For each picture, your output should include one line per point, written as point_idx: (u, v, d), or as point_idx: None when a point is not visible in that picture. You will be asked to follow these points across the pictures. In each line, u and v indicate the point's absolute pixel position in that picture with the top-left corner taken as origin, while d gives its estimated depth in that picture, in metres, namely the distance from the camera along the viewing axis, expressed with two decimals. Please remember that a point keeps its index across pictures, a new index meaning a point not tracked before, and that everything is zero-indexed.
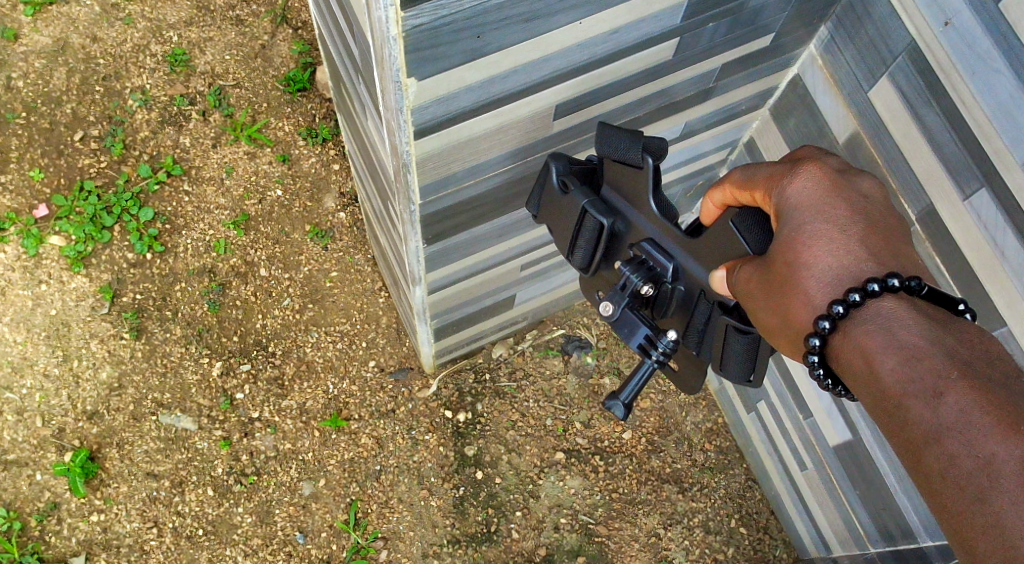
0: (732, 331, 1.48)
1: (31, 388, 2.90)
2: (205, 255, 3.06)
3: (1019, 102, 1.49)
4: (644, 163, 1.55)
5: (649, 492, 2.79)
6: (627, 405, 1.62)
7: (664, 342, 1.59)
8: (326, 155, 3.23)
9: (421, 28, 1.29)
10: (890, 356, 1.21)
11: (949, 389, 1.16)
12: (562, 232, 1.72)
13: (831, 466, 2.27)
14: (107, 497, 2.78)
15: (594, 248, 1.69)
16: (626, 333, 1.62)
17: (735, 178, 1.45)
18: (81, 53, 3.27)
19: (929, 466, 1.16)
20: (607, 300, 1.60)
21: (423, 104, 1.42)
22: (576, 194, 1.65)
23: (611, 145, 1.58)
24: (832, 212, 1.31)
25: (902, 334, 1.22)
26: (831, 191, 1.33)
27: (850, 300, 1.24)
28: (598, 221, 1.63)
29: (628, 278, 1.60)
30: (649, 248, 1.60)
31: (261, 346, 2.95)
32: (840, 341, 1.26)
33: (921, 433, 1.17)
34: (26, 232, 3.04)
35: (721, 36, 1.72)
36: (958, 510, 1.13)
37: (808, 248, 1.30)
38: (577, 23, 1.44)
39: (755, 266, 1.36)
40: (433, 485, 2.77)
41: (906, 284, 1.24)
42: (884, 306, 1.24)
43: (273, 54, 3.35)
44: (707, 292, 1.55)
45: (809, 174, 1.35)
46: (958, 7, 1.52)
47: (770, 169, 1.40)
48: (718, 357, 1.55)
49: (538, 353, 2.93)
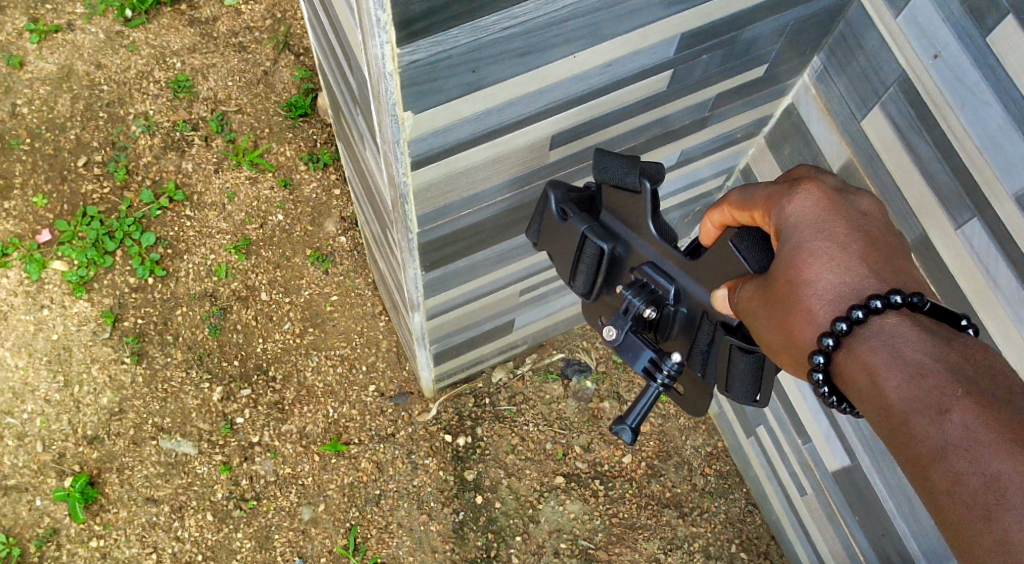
0: (736, 350, 1.47)
1: (32, 413, 2.91)
2: (206, 279, 3.08)
3: (1009, 133, 1.50)
4: (642, 187, 1.57)
5: (649, 517, 2.78)
6: (634, 429, 1.59)
7: (669, 364, 1.57)
8: (327, 180, 3.25)
9: (418, 64, 1.30)
10: (895, 373, 1.20)
11: (954, 406, 1.15)
12: (563, 258, 1.72)
13: (830, 491, 2.27)
14: (106, 522, 2.78)
15: (595, 274, 1.69)
16: (630, 358, 1.61)
17: (734, 199, 1.42)
18: (85, 79, 3.30)
19: (935, 484, 1.14)
20: (610, 326, 1.60)
21: (420, 136, 1.43)
22: (575, 221, 1.65)
23: (609, 171, 1.60)
24: (832, 230, 1.29)
25: (906, 351, 1.21)
26: (831, 209, 1.31)
27: (853, 317, 1.23)
28: (598, 247, 1.63)
29: (629, 301, 1.59)
30: (649, 271, 1.61)
31: (262, 371, 2.96)
32: (844, 359, 1.24)
33: (927, 451, 1.15)
34: (29, 257, 3.06)
35: (715, 67, 1.73)
36: (967, 527, 1.12)
37: (809, 265, 1.28)
38: (572, 56, 1.46)
39: (756, 285, 1.34)
40: (433, 509, 2.76)
41: (908, 300, 1.22)
42: (887, 323, 1.22)
43: (275, 80, 3.38)
44: (709, 313, 1.55)
45: (807, 192, 1.33)
46: (947, 40, 1.54)
47: (769, 188, 1.38)
48: (724, 378, 1.53)
49: (538, 377, 2.93)
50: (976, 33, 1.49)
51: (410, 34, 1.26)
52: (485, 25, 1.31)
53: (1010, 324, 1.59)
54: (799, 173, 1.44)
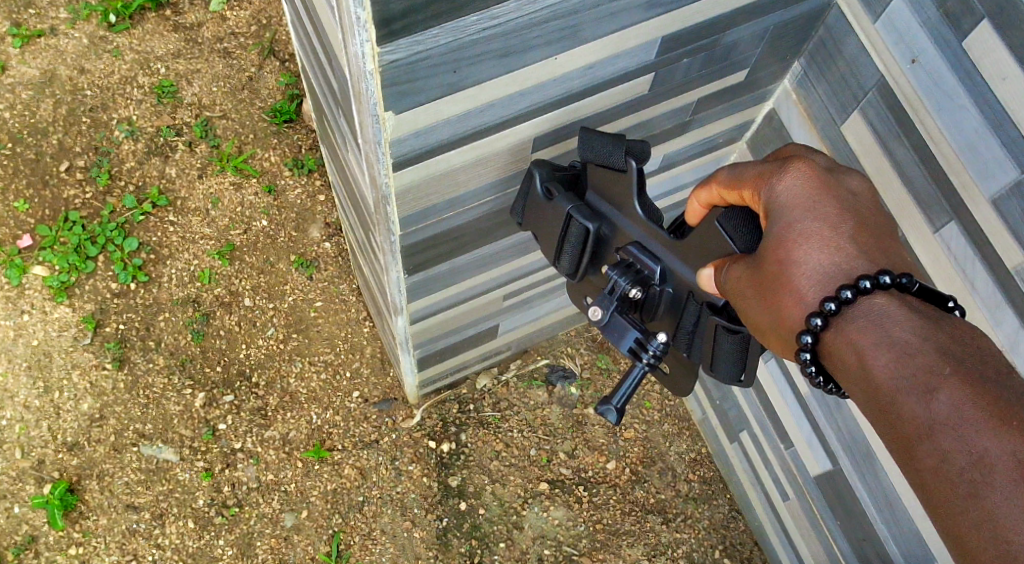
0: (721, 331, 1.47)
1: (12, 419, 2.88)
2: (189, 284, 3.06)
3: (984, 137, 1.51)
4: (627, 167, 1.56)
5: (633, 523, 2.77)
6: (620, 410, 1.58)
7: (655, 344, 1.58)
8: (312, 186, 3.24)
9: (397, 63, 1.30)
10: (883, 352, 1.19)
11: (942, 385, 1.14)
12: (548, 239, 1.70)
13: (812, 495, 2.27)
14: (85, 530, 2.75)
15: (580, 255, 1.68)
16: (615, 338, 1.61)
17: (722, 177, 1.42)
18: (68, 84, 3.29)
19: (922, 462, 1.14)
20: (595, 305, 1.60)
21: (401, 137, 1.43)
22: (560, 201, 1.63)
23: (595, 150, 1.59)
24: (821, 209, 1.29)
25: (895, 331, 1.20)
26: (819, 190, 1.31)
27: (842, 297, 1.21)
28: (583, 227, 1.62)
29: (615, 282, 1.59)
30: (635, 251, 1.60)
31: (245, 377, 2.95)
32: (832, 338, 1.23)
33: (914, 430, 1.15)
34: (9, 262, 3.04)
35: (696, 72, 1.74)
36: (953, 505, 1.11)
37: (799, 245, 1.27)
38: (552, 58, 1.46)
39: (744, 266, 1.34)
40: (416, 516, 2.75)
41: (897, 281, 1.22)
42: (875, 303, 1.22)
43: (260, 86, 3.37)
44: (695, 294, 1.54)
45: (796, 172, 1.33)
46: (925, 45, 1.55)
47: (758, 167, 1.38)
48: (708, 358, 1.54)
49: (522, 383, 2.93)
50: (952, 37, 1.51)
51: (389, 33, 1.25)
52: (465, 24, 1.31)
53: (987, 327, 1.60)
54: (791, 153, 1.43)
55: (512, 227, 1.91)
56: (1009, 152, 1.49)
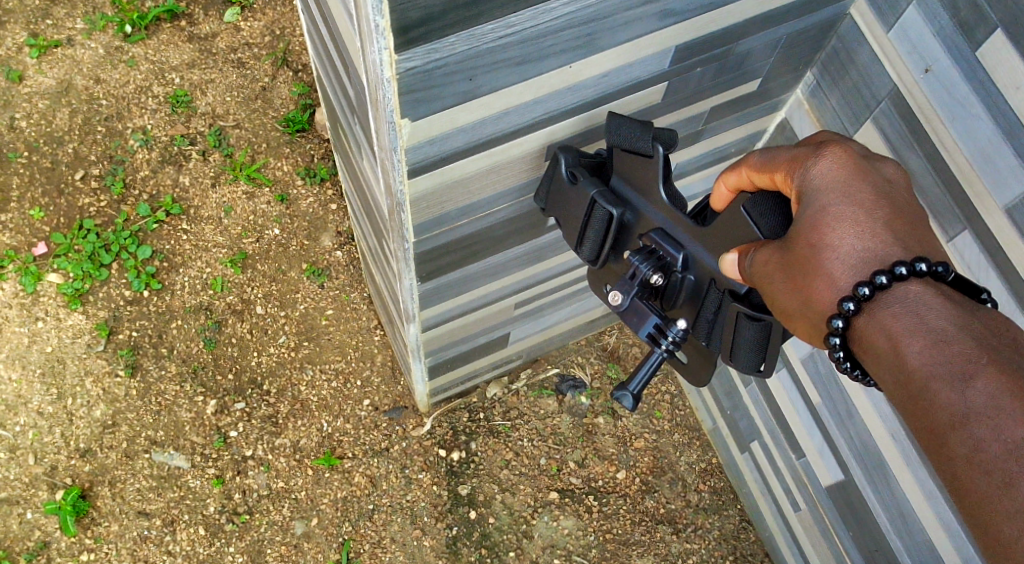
0: (742, 318, 1.45)
1: (25, 425, 2.90)
2: (202, 292, 3.08)
3: (998, 146, 1.52)
4: (654, 152, 1.53)
5: (643, 533, 2.77)
6: (636, 396, 1.54)
7: (675, 330, 1.53)
8: (324, 196, 3.26)
9: (414, 71, 1.31)
10: (918, 339, 1.18)
11: (978, 374, 1.14)
12: (570, 224, 1.67)
13: (825, 507, 2.27)
14: (97, 536, 2.77)
15: (603, 242, 1.64)
16: (636, 323, 1.57)
17: (753, 161, 1.41)
18: (84, 94, 3.32)
19: (954, 451, 1.14)
20: (615, 290, 1.56)
21: (417, 144, 1.44)
22: (584, 185, 1.60)
23: (616, 142, 1.58)
24: (856, 194, 1.28)
25: (930, 319, 1.19)
26: (855, 174, 1.30)
27: (877, 282, 1.21)
28: (607, 212, 1.58)
29: (637, 267, 1.55)
30: (658, 238, 1.56)
31: (257, 385, 2.96)
32: (864, 324, 1.23)
33: (947, 418, 1.15)
34: (24, 270, 3.07)
35: (709, 81, 1.75)
36: (984, 494, 1.12)
37: (833, 229, 1.26)
38: (567, 66, 1.48)
39: (772, 248, 1.31)
40: (426, 524, 2.76)
41: (933, 269, 1.21)
42: (911, 290, 1.21)
43: (273, 96, 3.39)
44: (717, 281, 1.52)
45: (833, 156, 1.32)
46: (937, 55, 1.57)
47: (792, 151, 1.37)
48: (728, 347, 1.50)
49: (532, 392, 2.93)
50: (965, 47, 1.52)
51: (407, 41, 1.27)
52: (481, 33, 1.32)
53: None
54: (821, 139, 1.41)
55: (526, 234, 1.92)
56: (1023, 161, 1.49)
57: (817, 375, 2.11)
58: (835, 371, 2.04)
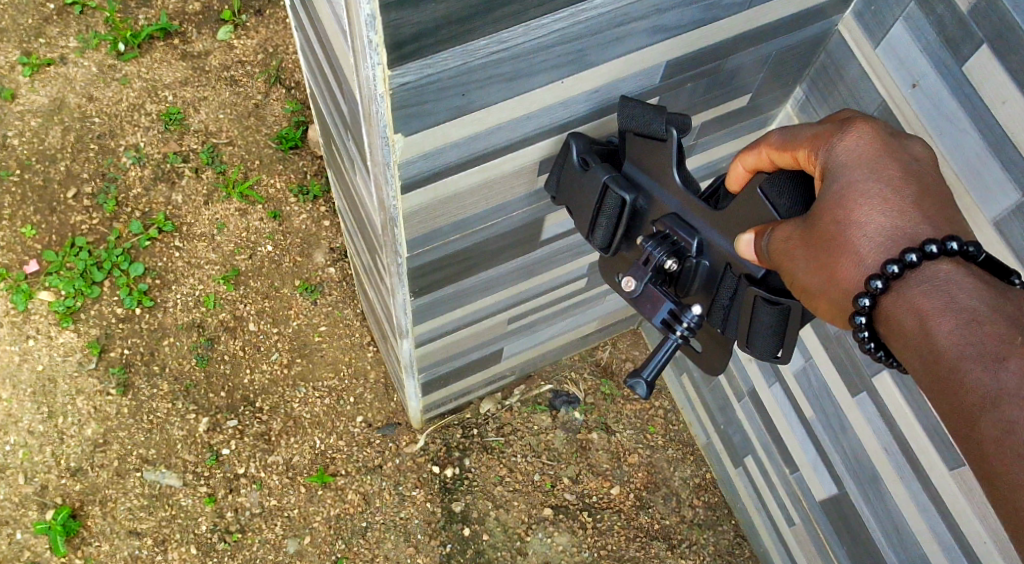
0: (760, 302, 1.43)
1: (15, 444, 2.88)
2: (194, 309, 3.07)
3: (986, 161, 1.53)
4: (668, 136, 1.51)
5: (638, 549, 2.76)
6: (649, 383, 1.51)
7: (690, 315, 1.50)
8: (317, 212, 3.26)
9: (407, 86, 1.32)
10: (948, 319, 1.18)
11: (1011, 355, 1.14)
12: (581, 212, 1.65)
13: (818, 521, 2.27)
14: (88, 556, 2.75)
15: (615, 228, 1.61)
16: (649, 310, 1.53)
17: (773, 140, 1.40)
18: (77, 112, 3.32)
19: (984, 433, 1.13)
20: (629, 276, 1.53)
21: (410, 159, 1.45)
22: (596, 170, 1.58)
23: (634, 120, 1.54)
24: (883, 171, 1.28)
25: (961, 298, 1.19)
26: (882, 151, 1.30)
27: (906, 261, 1.21)
28: (620, 197, 1.56)
29: (650, 253, 1.52)
30: (672, 223, 1.54)
31: (249, 402, 2.95)
32: (891, 303, 1.23)
33: (977, 399, 1.14)
34: (15, 288, 3.06)
35: (699, 97, 1.76)
36: (1015, 476, 1.11)
37: (860, 206, 1.26)
38: (559, 81, 1.48)
39: (793, 226, 1.32)
40: (420, 542, 2.75)
41: (964, 249, 1.21)
42: (941, 269, 1.21)
43: (266, 113, 3.40)
44: (733, 266, 1.50)
45: (860, 132, 1.31)
46: (924, 70, 1.58)
47: (815, 130, 1.36)
48: (744, 333, 1.49)
49: (526, 408, 2.93)
50: (952, 62, 1.53)
51: (400, 56, 1.28)
52: (474, 48, 1.33)
53: None
54: (844, 116, 1.40)
55: (519, 248, 1.93)
56: (1010, 175, 1.50)
57: (810, 389, 2.11)
58: (828, 384, 2.04)
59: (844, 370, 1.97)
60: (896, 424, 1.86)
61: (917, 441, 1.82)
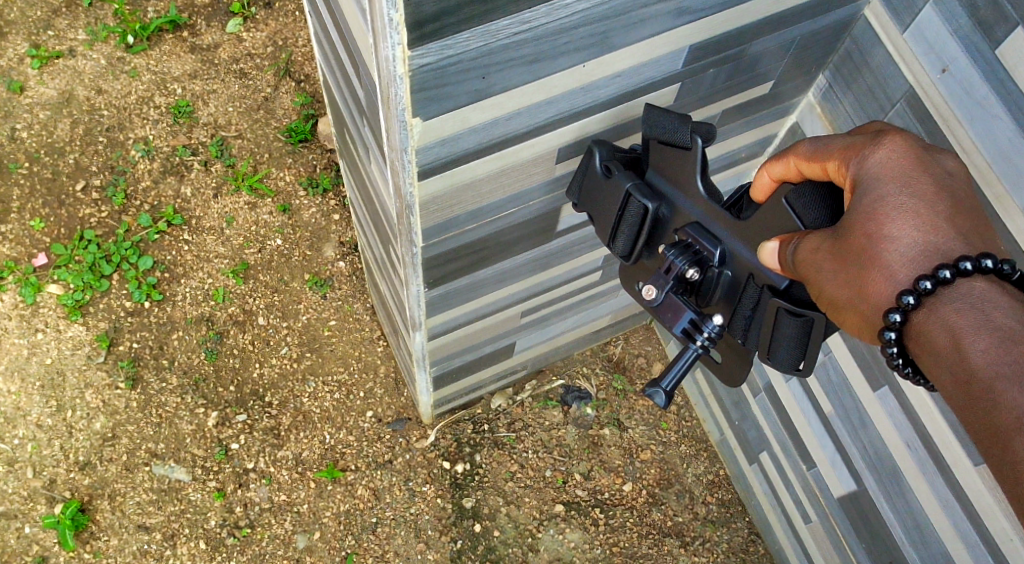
0: (784, 313, 1.41)
1: (24, 438, 2.87)
2: (203, 303, 3.05)
3: (1019, 147, 1.50)
4: (693, 144, 1.48)
5: (651, 547, 2.73)
6: (668, 393, 1.49)
7: (710, 327, 1.48)
8: (326, 206, 3.23)
9: (427, 68, 1.29)
10: (982, 337, 1.16)
11: None
12: (603, 219, 1.63)
13: (836, 519, 2.24)
14: (96, 550, 2.73)
15: (637, 235, 1.60)
16: (669, 318, 1.50)
17: (802, 150, 1.37)
18: (85, 104, 3.30)
19: (1018, 452, 1.11)
20: (650, 284, 1.51)
21: (427, 145, 1.42)
22: (620, 178, 1.57)
23: (658, 127, 1.52)
24: (916, 185, 1.25)
25: (996, 316, 1.17)
26: (915, 165, 1.27)
27: (940, 277, 1.19)
28: (642, 205, 1.55)
29: (672, 261, 1.50)
30: (694, 231, 1.51)
31: (259, 397, 2.92)
32: (923, 318, 1.20)
33: (1012, 418, 1.12)
34: (24, 281, 3.04)
35: (722, 83, 1.73)
36: None
37: (892, 220, 1.23)
38: (581, 65, 1.46)
39: (821, 236, 1.29)
40: (430, 538, 2.72)
41: (999, 267, 1.19)
42: (975, 287, 1.19)
43: (275, 106, 3.38)
44: (756, 276, 1.47)
45: (893, 145, 1.28)
46: (955, 55, 1.55)
47: (846, 141, 1.33)
48: (766, 344, 1.46)
49: (537, 403, 2.90)
50: (984, 45, 1.50)
51: (421, 36, 1.25)
52: (495, 29, 1.30)
53: None
54: (875, 128, 1.37)
55: (535, 240, 1.90)
56: None
57: (829, 384, 2.07)
58: (847, 379, 2.01)
59: (865, 365, 1.94)
60: (919, 417, 1.83)
61: (942, 437, 1.79)
